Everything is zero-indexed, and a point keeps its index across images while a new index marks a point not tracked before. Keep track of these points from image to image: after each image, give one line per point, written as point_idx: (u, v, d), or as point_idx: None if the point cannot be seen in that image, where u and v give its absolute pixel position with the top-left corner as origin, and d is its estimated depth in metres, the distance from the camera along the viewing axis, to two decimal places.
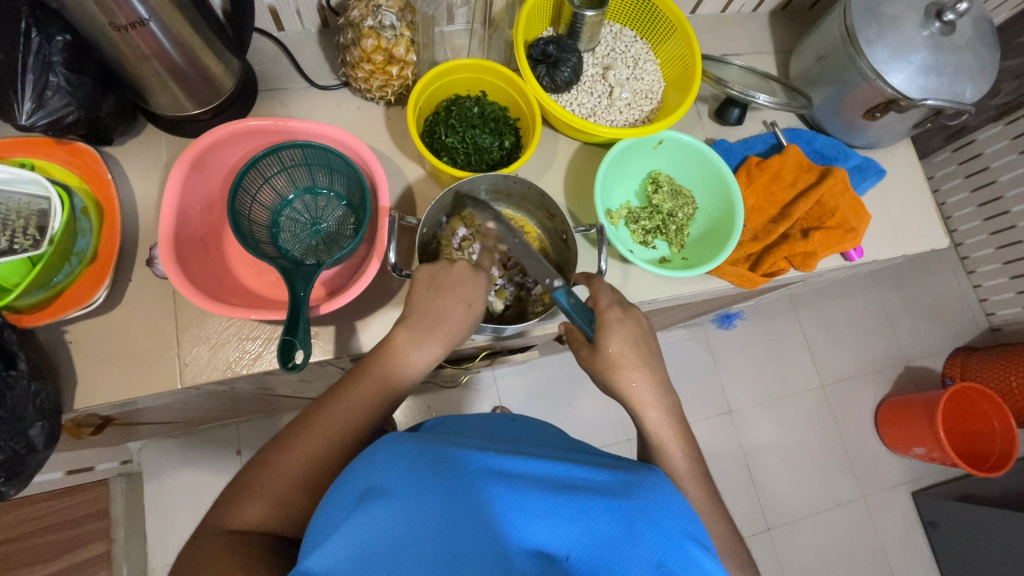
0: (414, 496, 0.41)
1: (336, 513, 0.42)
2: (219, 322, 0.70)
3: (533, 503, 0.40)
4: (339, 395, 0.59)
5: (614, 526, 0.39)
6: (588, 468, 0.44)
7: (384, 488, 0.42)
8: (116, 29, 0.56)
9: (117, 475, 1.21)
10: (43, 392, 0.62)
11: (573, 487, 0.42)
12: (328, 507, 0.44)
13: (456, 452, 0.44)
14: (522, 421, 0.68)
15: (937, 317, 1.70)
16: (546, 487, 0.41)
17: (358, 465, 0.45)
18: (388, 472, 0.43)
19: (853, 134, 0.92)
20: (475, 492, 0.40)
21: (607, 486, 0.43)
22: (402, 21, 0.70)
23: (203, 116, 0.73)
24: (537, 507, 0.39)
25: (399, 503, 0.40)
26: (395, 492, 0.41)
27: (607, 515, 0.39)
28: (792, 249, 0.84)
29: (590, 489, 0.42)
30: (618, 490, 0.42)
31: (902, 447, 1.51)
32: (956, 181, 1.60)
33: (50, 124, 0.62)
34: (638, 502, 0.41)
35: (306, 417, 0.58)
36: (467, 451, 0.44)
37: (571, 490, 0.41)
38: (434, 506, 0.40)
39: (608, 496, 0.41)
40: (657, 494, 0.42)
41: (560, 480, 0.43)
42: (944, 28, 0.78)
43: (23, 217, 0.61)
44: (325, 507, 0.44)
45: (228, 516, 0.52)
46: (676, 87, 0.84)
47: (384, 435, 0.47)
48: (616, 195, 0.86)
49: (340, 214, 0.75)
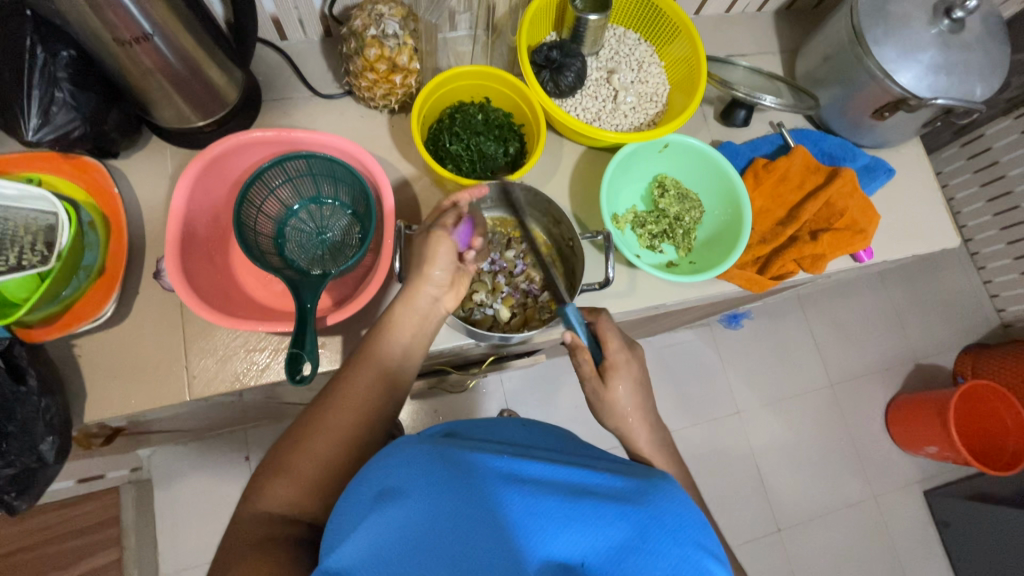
0: (429, 498, 0.41)
1: (357, 512, 0.44)
2: (226, 334, 0.70)
3: (548, 507, 0.39)
4: (339, 400, 0.58)
5: (628, 531, 0.38)
6: (603, 474, 0.44)
7: (401, 491, 0.42)
8: (119, 45, 0.56)
9: (128, 483, 1.21)
10: (53, 407, 0.62)
11: (587, 491, 0.41)
12: (349, 508, 0.45)
13: (470, 455, 0.44)
14: (534, 424, 0.67)
15: (947, 314, 1.69)
16: (561, 491, 0.41)
17: (375, 467, 0.47)
18: (404, 474, 0.44)
19: (861, 134, 0.91)
20: (488, 494, 0.40)
21: (621, 493, 0.42)
22: (405, 29, 0.70)
23: (207, 128, 0.73)
24: (552, 511, 0.39)
25: (415, 505, 0.41)
26: (412, 495, 0.42)
27: (622, 521, 0.39)
28: (801, 252, 0.83)
29: (605, 495, 0.41)
30: (633, 498, 0.41)
31: (914, 446, 1.50)
32: (965, 176, 1.58)
33: (56, 139, 0.63)
34: (652, 509, 0.40)
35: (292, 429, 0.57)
36: (482, 456, 0.43)
37: (586, 497, 0.41)
38: (448, 510, 0.40)
39: (623, 503, 0.40)
40: (672, 502, 0.41)
41: (574, 484, 0.42)
42: (953, 26, 0.77)
43: (30, 234, 0.60)
44: (345, 508, 0.45)
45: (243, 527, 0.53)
46: (681, 89, 0.84)
47: (402, 439, 0.48)
48: (622, 199, 0.85)
49: (346, 223, 0.75)
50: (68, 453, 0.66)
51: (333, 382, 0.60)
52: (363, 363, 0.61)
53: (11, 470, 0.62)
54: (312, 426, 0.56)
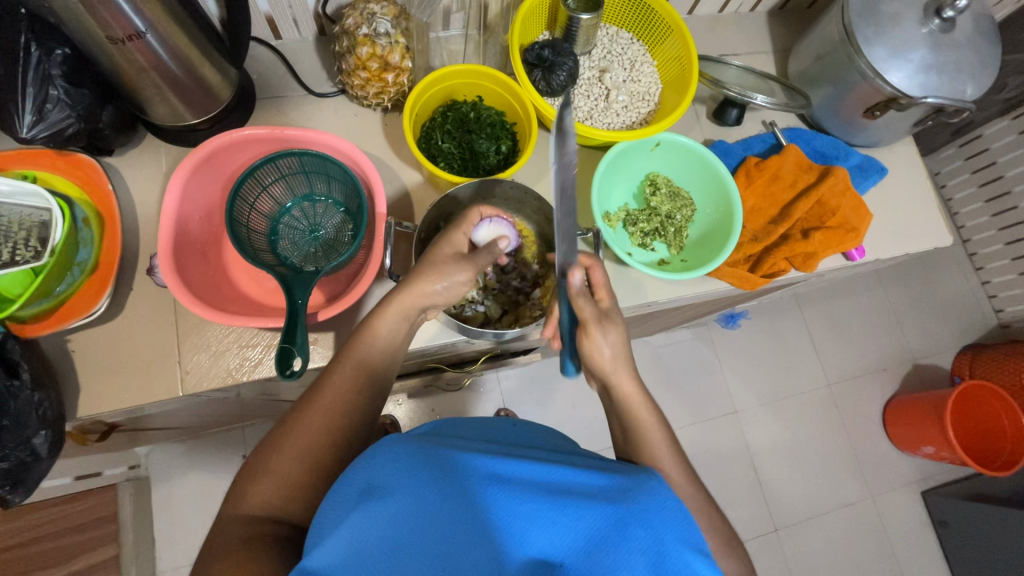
0: (412, 498, 0.41)
1: (341, 510, 0.44)
2: (220, 330, 0.70)
3: (530, 509, 0.39)
4: (326, 397, 0.59)
5: (608, 530, 0.39)
6: (586, 471, 0.44)
7: (384, 489, 0.43)
8: (113, 43, 0.57)
9: (126, 480, 1.22)
10: (47, 401, 0.63)
11: (569, 491, 0.41)
12: (333, 504, 0.45)
13: (453, 455, 0.44)
14: (522, 426, 0.67)
15: (945, 314, 1.69)
16: (542, 491, 0.41)
17: (360, 465, 0.47)
18: (387, 472, 0.44)
19: (853, 133, 0.91)
20: (470, 496, 0.40)
21: (603, 491, 0.42)
22: (397, 28, 0.71)
23: (201, 125, 0.73)
24: (533, 513, 0.39)
25: (398, 504, 0.41)
26: (395, 494, 0.42)
27: (603, 522, 0.39)
28: (792, 250, 0.84)
29: (588, 494, 0.41)
30: (615, 497, 0.41)
31: (911, 446, 1.50)
32: (963, 176, 1.58)
33: (51, 137, 0.63)
34: (634, 508, 0.40)
35: (278, 425, 0.58)
36: (465, 455, 0.44)
37: (569, 496, 0.41)
38: (430, 510, 0.40)
39: (605, 502, 0.41)
40: (655, 499, 0.42)
41: (557, 483, 0.42)
42: (944, 25, 0.77)
43: (25, 229, 0.61)
44: (330, 504, 0.46)
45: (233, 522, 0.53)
46: (673, 88, 0.84)
47: (386, 436, 0.48)
48: (614, 198, 0.86)
49: (338, 221, 0.75)
50: (61, 447, 0.67)
51: (322, 381, 0.60)
52: (349, 365, 0.61)
53: (5, 463, 0.62)
54: (303, 421, 0.57)
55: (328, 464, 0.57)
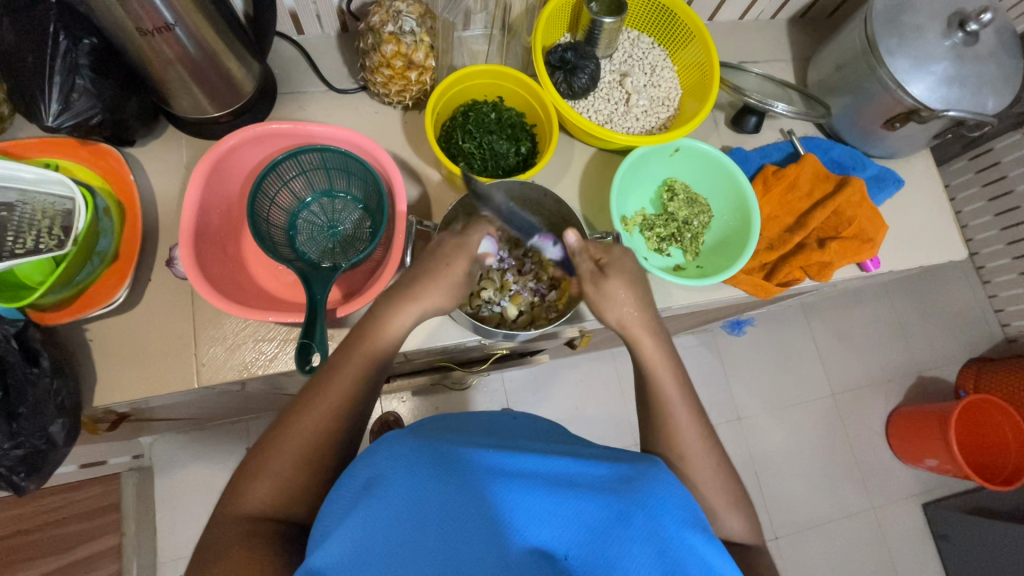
0: (415, 494, 0.40)
1: (342, 508, 0.42)
2: (236, 323, 0.71)
3: (534, 502, 0.39)
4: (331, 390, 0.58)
5: (613, 521, 0.38)
6: (586, 463, 0.43)
7: (387, 482, 0.41)
8: (142, 34, 0.57)
9: (129, 470, 1.21)
10: (65, 390, 0.63)
11: (571, 483, 0.40)
12: (332, 506, 0.43)
13: (454, 449, 0.42)
14: (525, 419, 0.67)
15: (951, 327, 1.69)
16: (547, 482, 0.40)
17: (361, 462, 0.45)
18: (389, 465, 0.42)
19: (872, 143, 0.91)
20: (474, 489, 0.39)
21: (605, 481, 0.42)
22: (422, 26, 0.71)
23: (223, 118, 0.73)
24: (537, 506, 0.39)
25: (400, 499, 0.40)
26: (397, 488, 0.40)
27: (608, 511, 0.39)
28: (807, 259, 0.84)
29: (589, 486, 0.41)
30: (616, 487, 0.41)
31: (914, 459, 1.49)
32: (973, 190, 1.57)
33: (76, 125, 0.63)
34: (637, 499, 0.40)
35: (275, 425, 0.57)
36: (469, 450, 0.42)
37: (572, 487, 0.40)
38: (434, 507, 0.39)
39: (607, 493, 0.40)
40: (655, 486, 0.41)
41: (559, 475, 0.41)
42: (968, 38, 0.77)
43: (48, 218, 0.62)
44: (330, 506, 0.43)
45: (243, 493, 0.53)
46: (694, 95, 0.84)
47: (385, 434, 0.47)
48: (630, 203, 0.86)
49: (357, 217, 0.75)
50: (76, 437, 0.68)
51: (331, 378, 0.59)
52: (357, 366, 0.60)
53: (20, 451, 0.63)
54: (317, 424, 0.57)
55: (343, 460, 0.57)
